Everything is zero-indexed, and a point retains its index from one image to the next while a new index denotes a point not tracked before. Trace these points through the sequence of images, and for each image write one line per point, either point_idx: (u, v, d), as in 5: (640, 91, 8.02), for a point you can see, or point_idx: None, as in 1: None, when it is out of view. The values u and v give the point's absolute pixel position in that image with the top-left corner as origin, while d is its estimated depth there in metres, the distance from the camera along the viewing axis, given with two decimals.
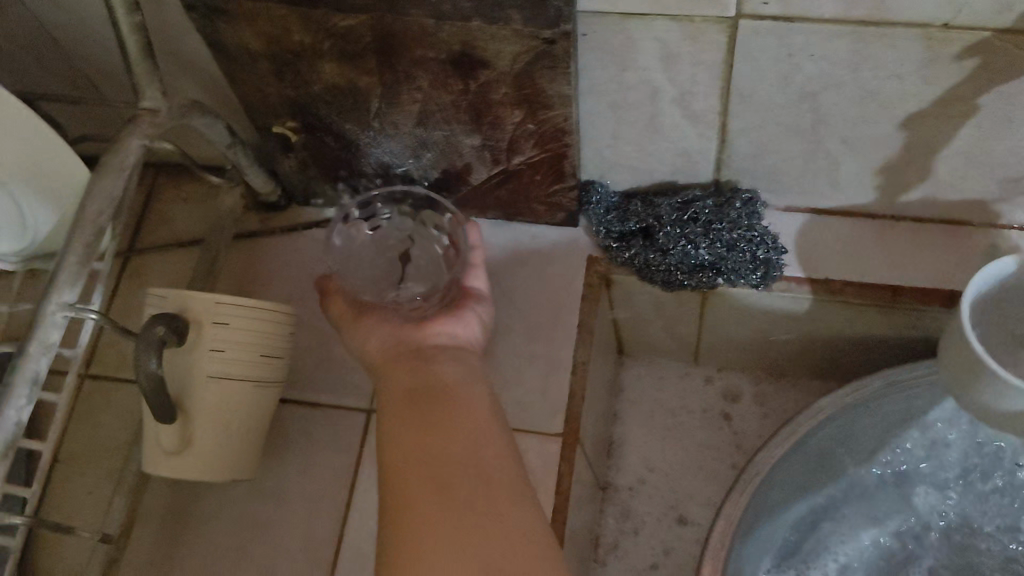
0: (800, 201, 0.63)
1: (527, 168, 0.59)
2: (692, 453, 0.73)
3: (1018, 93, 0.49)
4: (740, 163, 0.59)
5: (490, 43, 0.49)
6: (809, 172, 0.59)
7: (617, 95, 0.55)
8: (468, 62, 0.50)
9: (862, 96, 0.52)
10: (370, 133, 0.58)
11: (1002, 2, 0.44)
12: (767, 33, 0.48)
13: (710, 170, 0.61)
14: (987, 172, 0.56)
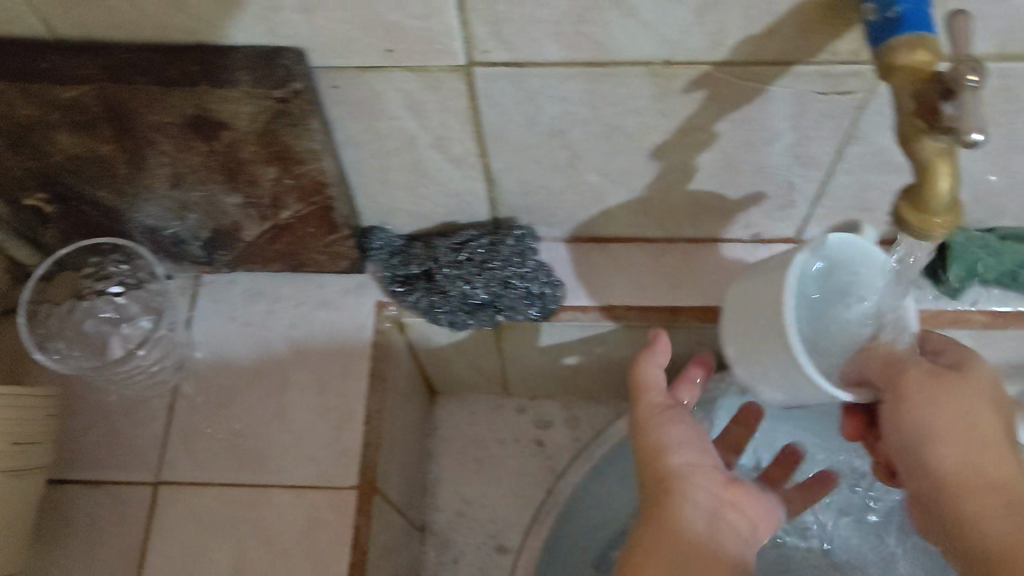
0: (578, 230, 0.64)
1: (297, 220, 0.58)
2: (509, 483, 0.73)
3: (751, 120, 0.52)
4: (512, 199, 0.60)
5: (223, 104, 0.48)
6: (579, 203, 0.60)
7: (375, 143, 0.55)
8: (209, 125, 0.49)
9: (610, 131, 0.53)
10: (130, 194, 0.56)
11: (713, 39, 0.45)
12: (503, 79, 0.49)
13: (486, 208, 0.61)
14: (740, 191, 0.59)
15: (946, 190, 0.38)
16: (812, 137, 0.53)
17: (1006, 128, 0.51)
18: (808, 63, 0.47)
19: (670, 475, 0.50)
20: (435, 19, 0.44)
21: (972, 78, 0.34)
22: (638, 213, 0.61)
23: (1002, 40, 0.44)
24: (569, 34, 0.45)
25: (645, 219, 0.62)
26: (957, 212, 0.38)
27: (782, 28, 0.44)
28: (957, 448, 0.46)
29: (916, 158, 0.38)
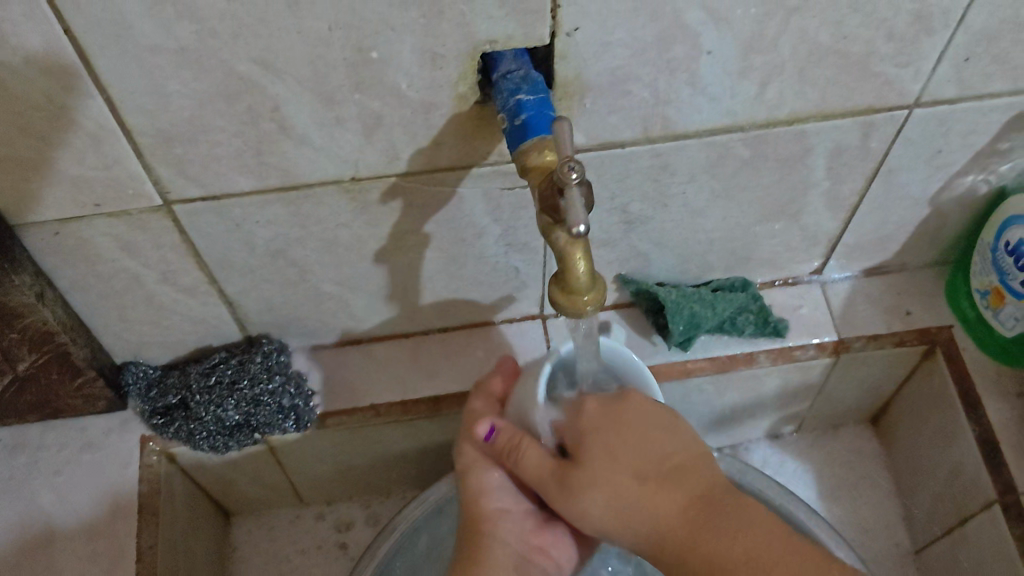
0: (333, 336, 0.66)
1: (37, 370, 0.58)
2: None
3: (455, 218, 0.55)
4: (258, 317, 0.62)
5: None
6: (323, 311, 0.63)
7: (100, 286, 0.56)
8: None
9: (327, 245, 0.56)
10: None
11: (388, 154, 0.49)
12: (207, 212, 0.51)
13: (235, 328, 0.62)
14: (472, 280, 0.62)
15: (585, 273, 0.42)
16: (516, 226, 0.57)
17: (680, 198, 0.57)
18: (483, 165, 0.51)
19: (488, 526, 0.52)
20: (116, 167, 0.46)
21: (574, 173, 0.38)
22: (383, 313, 0.64)
23: (642, 127, 0.50)
24: (252, 166, 0.48)
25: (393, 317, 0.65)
26: (599, 290, 0.43)
27: (446, 138, 0.48)
28: (725, 515, 0.45)
29: (555, 249, 0.42)
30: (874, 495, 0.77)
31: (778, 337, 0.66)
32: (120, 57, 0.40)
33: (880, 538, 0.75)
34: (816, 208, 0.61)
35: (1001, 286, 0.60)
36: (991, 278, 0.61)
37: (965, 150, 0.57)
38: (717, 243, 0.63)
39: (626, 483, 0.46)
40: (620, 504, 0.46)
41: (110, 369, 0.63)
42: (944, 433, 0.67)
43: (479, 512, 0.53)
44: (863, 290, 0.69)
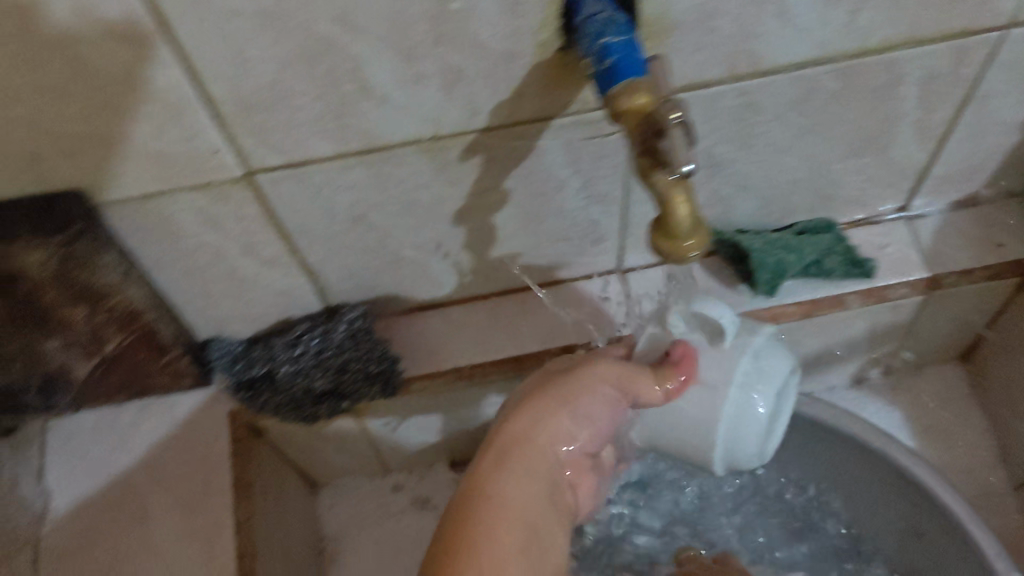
0: (407, 302, 0.65)
1: (124, 351, 0.58)
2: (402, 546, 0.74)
3: (524, 178, 0.54)
4: (343, 285, 0.62)
5: (8, 257, 0.48)
6: (408, 275, 0.62)
7: (184, 262, 0.55)
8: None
9: (406, 207, 0.55)
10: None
11: (469, 109, 0.48)
12: (287, 178, 0.51)
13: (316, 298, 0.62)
14: (551, 241, 0.61)
15: (687, 216, 0.41)
16: (597, 179, 0.56)
17: (762, 138, 0.55)
18: (565, 115, 0.50)
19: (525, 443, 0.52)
20: (197, 138, 0.46)
21: (675, 113, 0.39)
22: (462, 276, 0.63)
23: (727, 66, 0.48)
24: (332, 130, 0.48)
25: (475, 279, 0.64)
26: (702, 234, 0.42)
27: (527, 89, 0.47)
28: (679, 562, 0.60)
29: (656, 194, 0.40)
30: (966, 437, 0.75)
31: (864, 278, 0.65)
32: (201, 25, 0.40)
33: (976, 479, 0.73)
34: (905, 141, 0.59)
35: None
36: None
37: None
38: (799, 183, 0.61)
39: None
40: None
41: (197, 349, 0.63)
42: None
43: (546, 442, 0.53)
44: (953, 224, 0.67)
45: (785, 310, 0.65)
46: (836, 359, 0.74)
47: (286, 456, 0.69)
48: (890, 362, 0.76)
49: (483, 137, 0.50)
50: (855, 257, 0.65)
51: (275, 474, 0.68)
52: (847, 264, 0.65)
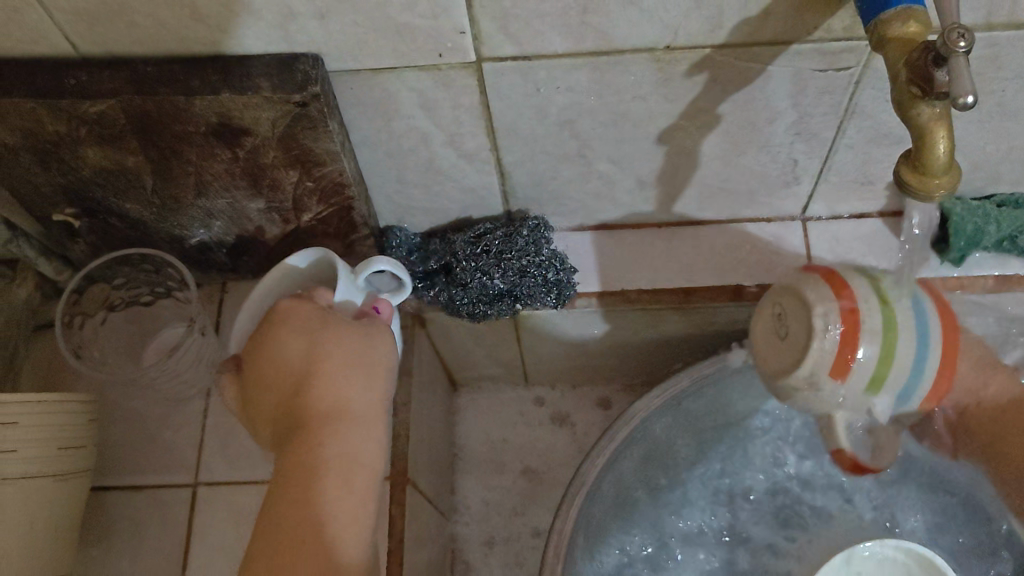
0: (584, 219, 0.66)
1: (319, 222, 0.60)
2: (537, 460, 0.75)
3: (739, 104, 0.54)
4: (528, 192, 0.62)
5: (244, 111, 0.50)
6: (593, 191, 0.62)
7: (391, 143, 0.57)
8: (231, 134, 0.51)
9: (616, 119, 0.55)
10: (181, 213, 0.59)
11: (711, 22, 0.47)
12: (511, 74, 0.51)
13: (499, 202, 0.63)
14: (743, 175, 0.61)
15: (944, 152, 0.39)
16: (812, 116, 0.55)
17: (995, 97, 0.53)
18: (806, 41, 0.48)
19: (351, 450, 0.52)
20: (443, 18, 0.46)
21: (962, 41, 0.36)
22: (645, 199, 0.63)
23: (985, 10, 0.46)
24: (573, 25, 0.47)
25: (658, 204, 0.64)
26: (954, 176, 0.40)
27: (777, 9, 0.46)
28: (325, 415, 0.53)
29: (914, 125, 0.40)
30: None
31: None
32: None
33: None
34: None
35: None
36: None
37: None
38: (1016, 151, 0.58)
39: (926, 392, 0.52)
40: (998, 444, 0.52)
41: (378, 231, 0.64)
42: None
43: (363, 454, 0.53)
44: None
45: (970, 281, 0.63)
46: None
47: (442, 355, 0.71)
48: None
49: (714, 55, 0.49)
50: None
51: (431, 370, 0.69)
52: None
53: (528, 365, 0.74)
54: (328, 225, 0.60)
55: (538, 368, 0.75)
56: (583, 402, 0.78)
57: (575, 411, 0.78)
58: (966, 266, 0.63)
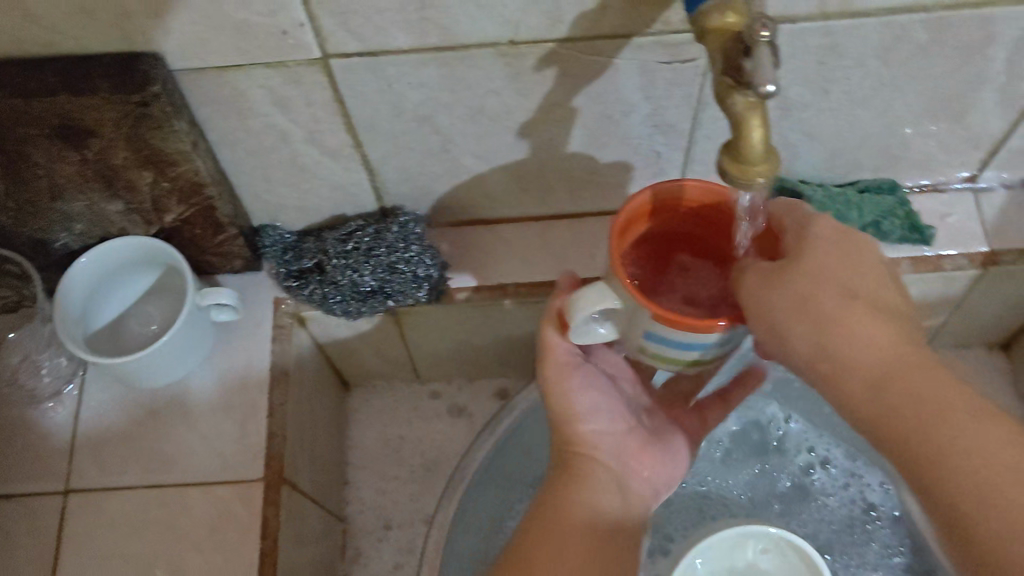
0: (459, 213, 0.66)
1: (183, 223, 0.60)
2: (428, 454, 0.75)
3: (592, 96, 0.54)
4: (398, 188, 0.62)
5: (86, 113, 0.49)
6: (463, 184, 0.62)
7: (249, 141, 0.56)
8: (76, 137, 0.51)
9: (474, 113, 0.55)
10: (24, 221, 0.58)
11: (550, 16, 0.47)
12: (359, 71, 0.51)
13: (371, 198, 0.63)
14: (609, 166, 0.62)
15: (759, 141, 0.40)
16: (666, 106, 0.56)
17: (842, 84, 0.54)
18: (645, 34, 0.49)
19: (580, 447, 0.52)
20: (281, 14, 0.46)
21: (766, 30, 0.37)
22: (516, 191, 0.64)
23: (818, 1, 0.47)
24: (413, 21, 0.47)
25: (530, 197, 0.64)
26: (773, 164, 0.41)
27: (612, 2, 0.46)
28: None
29: (732, 114, 0.40)
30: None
31: (923, 245, 0.64)
32: None
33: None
34: (985, 106, 0.57)
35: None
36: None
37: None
38: (870, 138, 0.60)
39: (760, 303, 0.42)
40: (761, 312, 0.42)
41: (249, 230, 0.64)
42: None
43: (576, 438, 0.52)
44: (1016, 200, 0.65)
45: None
46: None
47: (325, 353, 0.71)
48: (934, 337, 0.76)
49: (559, 48, 0.50)
50: (913, 221, 0.64)
51: (314, 368, 0.69)
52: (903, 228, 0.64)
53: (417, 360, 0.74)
54: (192, 225, 0.60)
55: (428, 363, 0.75)
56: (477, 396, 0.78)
57: (474, 402, 0.77)
58: None
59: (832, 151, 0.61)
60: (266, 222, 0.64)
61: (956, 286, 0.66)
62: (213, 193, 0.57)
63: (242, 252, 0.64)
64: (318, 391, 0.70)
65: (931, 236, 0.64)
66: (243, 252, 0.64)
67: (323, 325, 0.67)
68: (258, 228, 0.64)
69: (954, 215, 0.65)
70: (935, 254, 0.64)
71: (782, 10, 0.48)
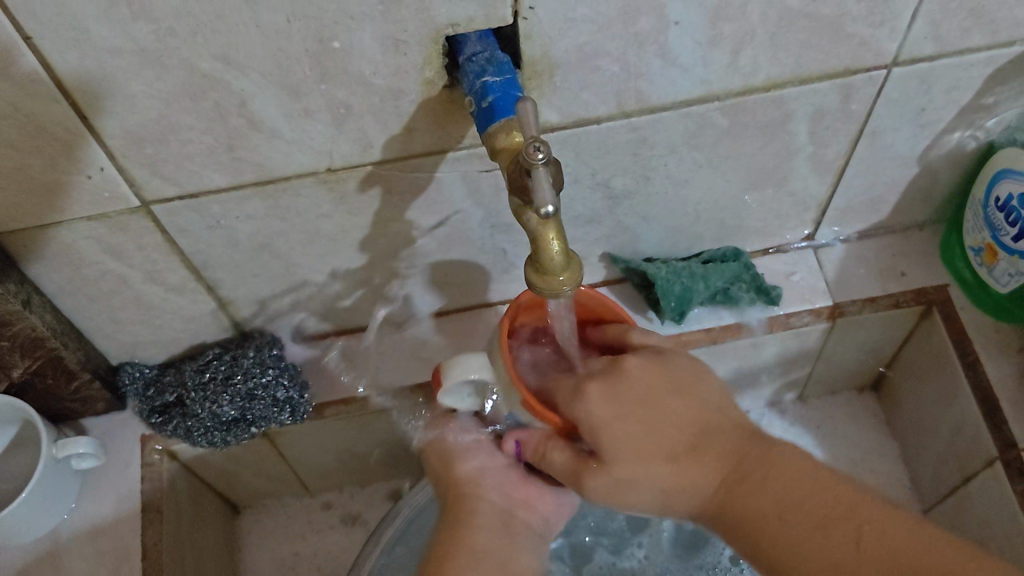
0: (321, 328, 0.66)
1: (32, 376, 0.58)
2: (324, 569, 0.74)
3: (424, 209, 0.56)
4: (253, 312, 0.62)
5: None
6: (318, 301, 0.63)
7: (88, 288, 0.56)
8: None
9: (311, 237, 0.56)
10: None
11: (362, 144, 0.49)
12: (184, 212, 0.51)
13: (227, 325, 0.63)
14: (459, 267, 0.63)
15: (559, 252, 0.41)
16: (498, 209, 0.57)
17: (661, 171, 0.57)
18: (459, 149, 0.50)
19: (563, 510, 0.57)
20: (90, 170, 0.47)
21: (540, 152, 0.38)
22: (373, 301, 0.64)
23: (616, 102, 0.50)
24: (226, 162, 0.48)
25: (389, 304, 0.65)
26: (575, 270, 0.43)
27: (417, 125, 0.48)
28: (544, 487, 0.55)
29: (528, 229, 0.41)
30: (881, 465, 0.76)
31: (771, 305, 0.66)
32: (80, 60, 0.40)
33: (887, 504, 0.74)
34: (802, 173, 0.60)
35: (994, 242, 0.60)
36: (984, 235, 0.61)
37: (948, 106, 0.56)
38: (703, 214, 0.62)
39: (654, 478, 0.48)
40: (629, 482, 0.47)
41: (105, 371, 0.63)
42: (944, 394, 0.67)
43: (462, 487, 0.55)
44: (855, 253, 0.68)
45: (693, 336, 0.66)
46: (751, 382, 0.75)
47: (204, 481, 0.69)
48: (805, 387, 0.78)
49: (378, 171, 0.51)
50: (759, 284, 0.66)
51: (192, 500, 0.68)
52: (750, 292, 0.66)
53: (303, 475, 0.74)
54: (43, 377, 0.59)
55: (314, 476, 0.74)
56: (370, 501, 0.78)
57: (368, 509, 0.77)
58: (685, 322, 0.66)
59: (670, 229, 0.63)
60: (122, 360, 0.64)
61: (811, 339, 0.69)
62: (58, 343, 0.56)
63: (99, 394, 0.63)
64: (200, 522, 0.69)
65: (778, 297, 0.66)
66: (100, 394, 0.63)
67: (195, 456, 0.66)
68: (114, 366, 0.64)
69: (797, 273, 0.68)
70: (784, 313, 0.66)
71: (585, 115, 0.50)
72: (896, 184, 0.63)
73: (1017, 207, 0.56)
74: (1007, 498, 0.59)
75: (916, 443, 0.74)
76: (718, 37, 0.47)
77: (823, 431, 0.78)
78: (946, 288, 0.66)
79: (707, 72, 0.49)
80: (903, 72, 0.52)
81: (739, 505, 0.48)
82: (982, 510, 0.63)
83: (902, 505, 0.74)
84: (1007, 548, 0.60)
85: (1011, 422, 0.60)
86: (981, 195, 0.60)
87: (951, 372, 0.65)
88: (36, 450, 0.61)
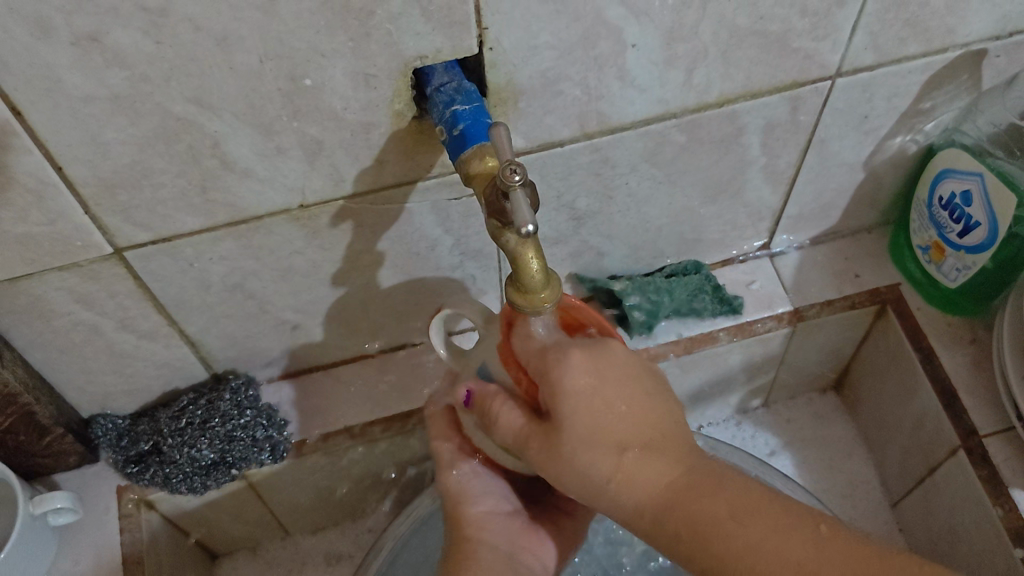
0: (295, 366, 0.66)
1: (4, 433, 0.57)
2: None
3: (395, 241, 0.56)
4: (227, 354, 0.62)
5: None
6: (292, 338, 0.63)
7: (58, 341, 0.55)
8: None
9: (283, 275, 0.56)
10: None
11: (333, 178, 0.49)
12: (157, 256, 0.51)
13: (201, 369, 0.62)
14: (431, 296, 0.64)
15: (538, 271, 0.42)
16: (468, 236, 0.58)
17: (623, 189, 0.58)
18: (429, 178, 0.51)
19: (473, 531, 0.53)
20: (62, 220, 0.46)
21: (516, 175, 0.39)
22: (347, 336, 0.65)
23: (579, 124, 0.51)
24: (199, 204, 0.48)
25: (362, 338, 0.66)
26: (555, 287, 0.44)
27: (388, 156, 0.49)
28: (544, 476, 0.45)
29: (506, 250, 0.42)
30: (849, 463, 0.78)
31: (734, 314, 0.68)
32: (52, 110, 0.41)
33: (858, 504, 0.76)
34: (756, 184, 0.62)
35: (940, 240, 0.63)
36: (930, 233, 0.64)
37: (889, 113, 0.59)
38: (664, 229, 0.64)
39: (604, 463, 0.43)
40: (599, 482, 0.44)
41: (77, 424, 0.62)
42: (903, 389, 0.69)
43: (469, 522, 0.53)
44: (809, 258, 0.71)
45: (661, 348, 0.68)
46: (718, 390, 0.77)
47: (182, 530, 0.68)
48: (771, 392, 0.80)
49: (349, 204, 0.52)
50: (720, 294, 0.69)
51: (170, 552, 0.66)
52: (711, 303, 0.68)
53: (283, 516, 0.73)
54: (14, 434, 0.58)
55: (293, 517, 0.74)
56: (351, 539, 0.77)
57: (351, 545, 0.77)
58: (652, 335, 0.68)
59: (632, 247, 0.65)
60: (93, 411, 0.63)
61: (773, 345, 0.71)
62: (29, 398, 0.56)
63: (72, 448, 0.62)
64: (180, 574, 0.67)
65: (739, 305, 0.68)
66: (73, 447, 0.62)
67: (172, 504, 0.65)
68: (85, 418, 0.63)
69: (755, 282, 0.70)
70: (745, 321, 0.68)
71: (548, 139, 0.52)
72: (845, 189, 0.66)
73: (958, 206, 0.60)
74: (971, 484, 0.62)
75: (880, 438, 0.76)
76: (674, 57, 0.49)
77: (791, 435, 0.81)
78: (897, 287, 0.69)
79: (663, 91, 0.51)
80: (845, 83, 0.55)
81: (690, 509, 0.42)
82: (948, 497, 0.65)
83: (871, 501, 0.76)
84: (975, 532, 0.62)
85: (967, 410, 0.62)
86: (924, 193, 0.64)
87: (908, 367, 0.68)
88: (9, 510, 0.60)
